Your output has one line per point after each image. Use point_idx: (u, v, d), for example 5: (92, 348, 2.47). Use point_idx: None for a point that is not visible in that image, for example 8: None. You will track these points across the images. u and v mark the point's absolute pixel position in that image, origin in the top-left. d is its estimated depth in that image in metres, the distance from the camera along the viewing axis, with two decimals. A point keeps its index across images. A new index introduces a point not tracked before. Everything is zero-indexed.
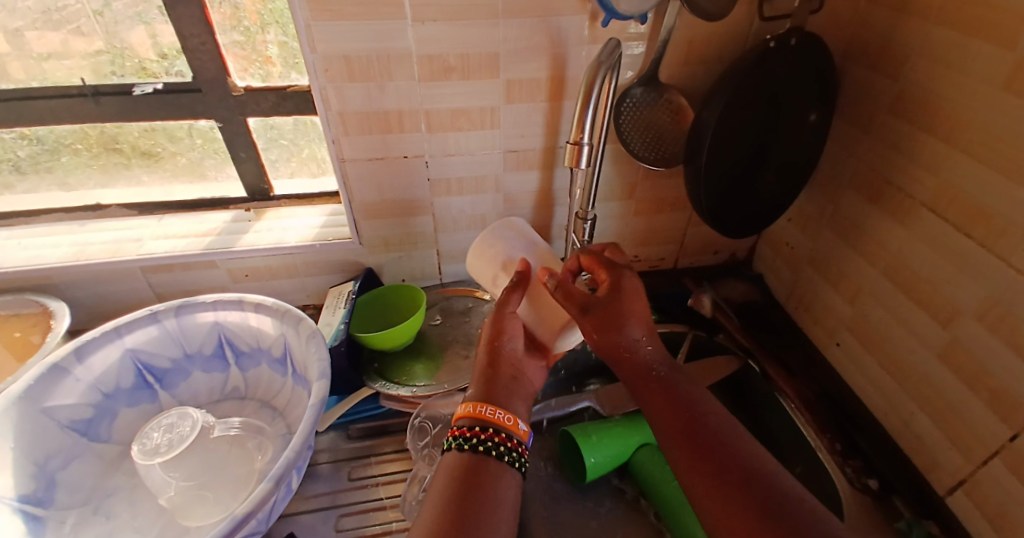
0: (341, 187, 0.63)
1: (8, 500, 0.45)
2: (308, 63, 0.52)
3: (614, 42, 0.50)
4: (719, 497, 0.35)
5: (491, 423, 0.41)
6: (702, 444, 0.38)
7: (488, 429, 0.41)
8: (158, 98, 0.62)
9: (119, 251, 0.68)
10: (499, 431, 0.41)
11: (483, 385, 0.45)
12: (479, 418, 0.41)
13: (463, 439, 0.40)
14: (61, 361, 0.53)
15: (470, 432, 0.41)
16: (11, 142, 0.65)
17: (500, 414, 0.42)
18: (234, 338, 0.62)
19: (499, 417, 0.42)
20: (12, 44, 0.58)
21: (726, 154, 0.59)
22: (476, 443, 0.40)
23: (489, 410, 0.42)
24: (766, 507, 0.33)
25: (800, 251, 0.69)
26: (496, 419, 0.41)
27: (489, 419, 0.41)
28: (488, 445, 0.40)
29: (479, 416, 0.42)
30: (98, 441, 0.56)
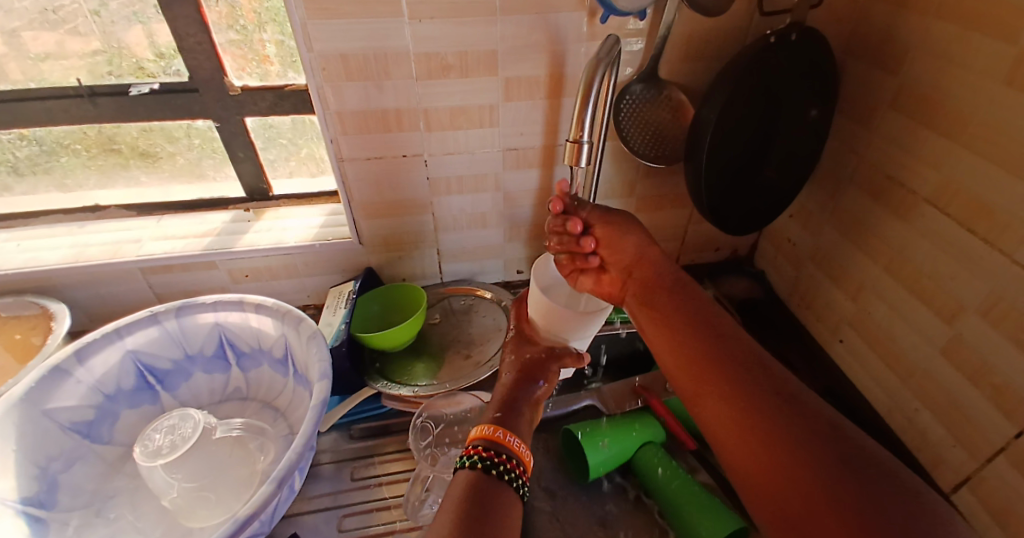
0: (340, 187, 0.63)
1: (10, 503, 0.45)
2: (305, 63, 0.52)
3: (613, 38, 0.50)
4: (770, 447, 0.33)
5: (513, 452, 0.40)
6: (725, 365, 0.38)
7: (509, 457, 0.40)
8: (156, 98, 0.62)
9: (118, 252, 0.68)
10: (518, 461, 0.40)
11: (501, 410, 0.45)
12: (500, 443, 0.40)
13: (489, 462, 0.39)
14: (62, 363, 0.53)
15: (494, 457, 0.39)
16: (9, 143, 0.65)
17: (521, 446, 0.41)
18: (235, 339, 0.62)
19: (519, 448, 0.41)
20: (8, 44, 0.58)
21: (726, 151, 0.59)
22: (499, 469, 0.38)
23: (511, 438, 0.41)
24: (795, 424, 0.33)
25: (802, 247, 0.69)
26: (517, 450, 0.41)
27: (511, 448, 0.40)
28: (510, 474, 0.39)
29: (500, 440, 0.41)
30: (100, 442, 0.56)
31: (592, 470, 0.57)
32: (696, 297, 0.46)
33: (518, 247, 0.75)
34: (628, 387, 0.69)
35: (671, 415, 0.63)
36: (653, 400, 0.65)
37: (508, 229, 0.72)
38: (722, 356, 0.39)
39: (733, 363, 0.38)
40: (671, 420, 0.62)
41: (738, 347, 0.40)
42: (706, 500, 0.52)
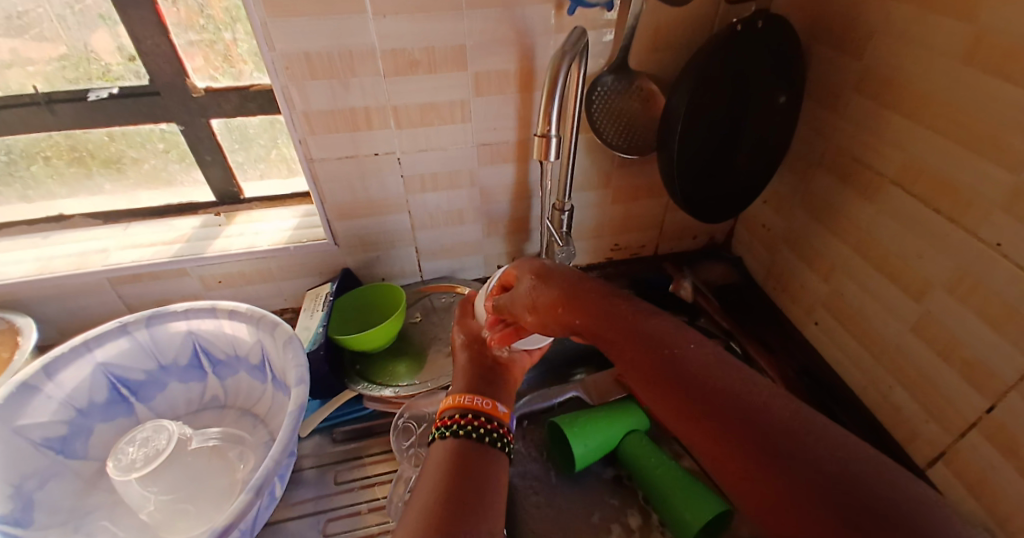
0: (312, 188, 0.62)
1: None
2: (268, 62, 0.50)
3: (580, 30, 0.49)
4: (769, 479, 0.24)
5: (472, 409, 0.42)
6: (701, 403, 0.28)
7: (467, 415, 0.42)
8: (117, 103, 0.60)
9: (85, 263, 0.66)
10: (479, 416, 0.42)
11: (465, 379, 0.47)
12: (461, 406, 0.43)
13: (447, 428, 0.41)
14: (30, 380, 0.52)
15: (452, 421, 0.41)
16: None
17: (476, 399, 0.43)
18: (210, 347, 0.61)
19: (476, 403, 0.43)
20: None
21: (699, 139, 0.59)
22: (459, 430, 0.41)
23: (467, 398, 0.44)
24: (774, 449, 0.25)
25: (775, 231, 0.70)
26: (474, 405, 0.42)
27: (470, 406, 0.42)
28: (470, 429, 0.40)
29: (460, 405, 0.43)
30: (75, 458, 0.54)
31: (578, 460, 0.57)
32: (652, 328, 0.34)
33: (497, 243, 0.75)
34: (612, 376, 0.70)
35: None
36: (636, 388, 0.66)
37: (486, 225, 0.72)
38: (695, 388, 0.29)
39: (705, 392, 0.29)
40: None
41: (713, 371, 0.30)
42: (689, 484, 0.52)
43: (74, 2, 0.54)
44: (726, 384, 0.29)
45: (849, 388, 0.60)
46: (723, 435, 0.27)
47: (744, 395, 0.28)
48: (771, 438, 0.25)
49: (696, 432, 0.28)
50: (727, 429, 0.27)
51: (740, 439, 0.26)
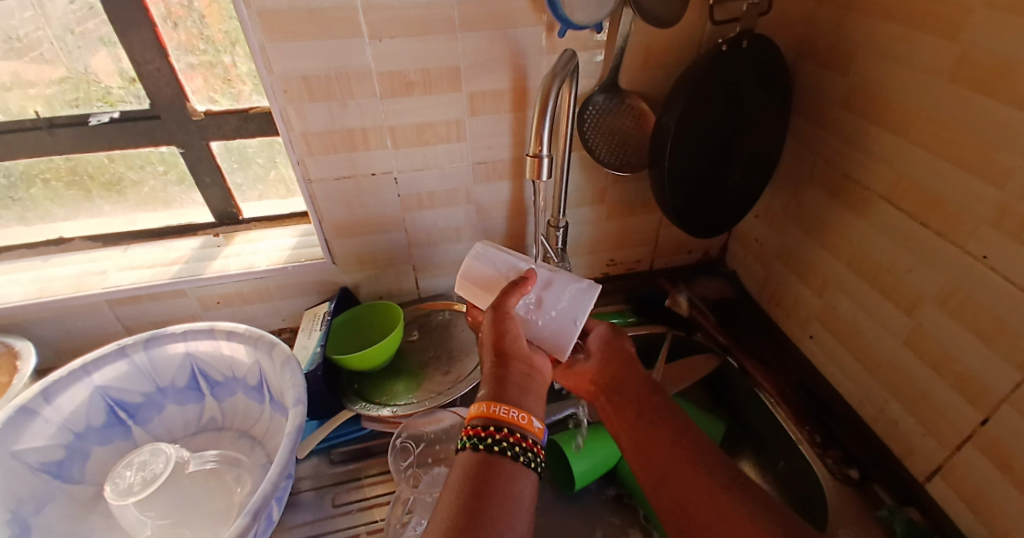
0: (309, 208, 0.62)
1: None
2: (266, 85, 0.51)
3: (570, 52, 0.50)
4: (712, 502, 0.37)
5: (504, 422, 0.40)
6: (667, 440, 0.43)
7: (500, 429, 0.39)
8: (117, 126, 0.61)
9: (83, 285, 0.66)
10: (513, 431, 0.39)
11: (494, 384, 0.44)
12: (494, 418, 0.40)
13: (477, 439, 0.39)
14: (28, 403, 0.52)
15: (483, 432, 0.39)
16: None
17: (510, 411, 0.41)
18: (208, 369, 0.61)
19: (511, 415, 0.40)
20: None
21: (691, 155, 0.60)
22: (492, 444, 0.39)
23: (501, 409, 0.41)
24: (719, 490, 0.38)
25: (768, 246, 0.71)
26: (511, 419, 0.40)
27: (503, 419, 0.40)
28: (503, 445, 0.39)
29: (491, 415, 0.41)
30: (71, 482, 0.54)
31: (577, 478, 0.57)
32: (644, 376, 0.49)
33: None
34: None
35: None
36: None
37: (483, 241, 0.73)
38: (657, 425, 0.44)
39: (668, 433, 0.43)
40: None
41: (674, 413, 0.45)
42: None
43: (75, 22, 0.55)
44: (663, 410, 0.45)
45: (846, 402, 0.60)
46: (694, 481, 0.39)
47: (678, 423, 0.44)
48: (726, 487, 0.38)
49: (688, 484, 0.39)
50: (697, 476, 0.39)
51: (707, 482, 0.39)
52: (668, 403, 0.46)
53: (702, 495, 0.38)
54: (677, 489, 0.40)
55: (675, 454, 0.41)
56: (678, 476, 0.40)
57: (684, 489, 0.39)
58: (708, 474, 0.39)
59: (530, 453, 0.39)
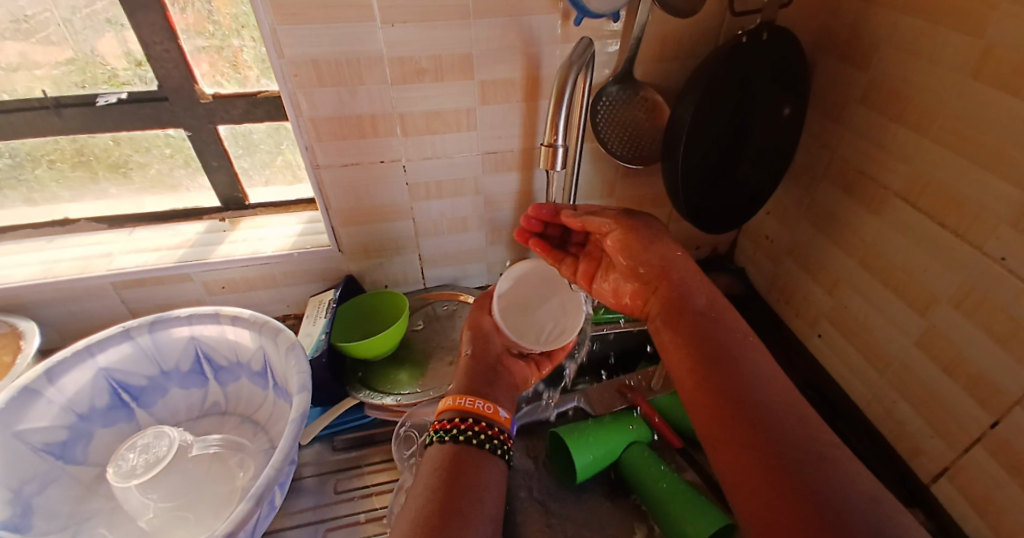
0: (317, 194, 0.62)
1: None
2: (276, 69, 0.51)
3: (586, 40, 0.50)
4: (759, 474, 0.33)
5: (470, 413, 0.44)
6: (729, 400, 0.38)
7: (467, 418, 0.43)
8: (124, 108, 0.60)
9: (88, 267, 0.66)
10: (477, 420, 0.43)
11: (463, 377, 0.51)
12: (464, 410, 0.44)
13: (446, 430, 0.43)
14: (31, 384, 0.52)
15: (451, 424, 0.43)
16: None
17: (475, 402, 0.45)
18: (212, 353, 0.61)
19: (476, 406, 0.44)
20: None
21: (704, 149, 0.59)
22: (459, 434, 0.42)
23: (468, 401, 0.45)
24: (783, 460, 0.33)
25: (779, 243, 0.70)
26: (478, 411, 0.44)
27: (469, 410, 0.44)
28: (469, 434, 0.42)
29: (460, 407, 0.45)
30: (74, 464, 0.54)
31: (580, 471, 0.57)
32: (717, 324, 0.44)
33: (500, 250, 0.75)
34: (613, 387, 0.70)
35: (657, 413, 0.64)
36: (639, 400, 0.65)
37: (490, 232, 0.72)
38: (726, 381, 0.39)
39: (733, 386, 0.39)
40: (656, 418, 0.63)
41: (749, 369, 0.40)
42: (690, 498, 0.52)
43: (76, 5, 0.54)
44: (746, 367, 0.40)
45: (853, 402, 0.60)
46: (745, 449, 0.35)
47: (757, 383, 0.39)
48: (790, 460, 0.33)
49: (737, 447, 0.35)
50: (757, 441, 0.35)
51: (763, 459, 0.34)
52: (743, 356, 0.41)
53: (755, 467, 0.34)
54: (731, 456, 0.36)
55: (731, 417, 0.37)
56: (730, 435, 0.36)
57: (736, 457, 0.35)
58: (772, 449, 0.34)
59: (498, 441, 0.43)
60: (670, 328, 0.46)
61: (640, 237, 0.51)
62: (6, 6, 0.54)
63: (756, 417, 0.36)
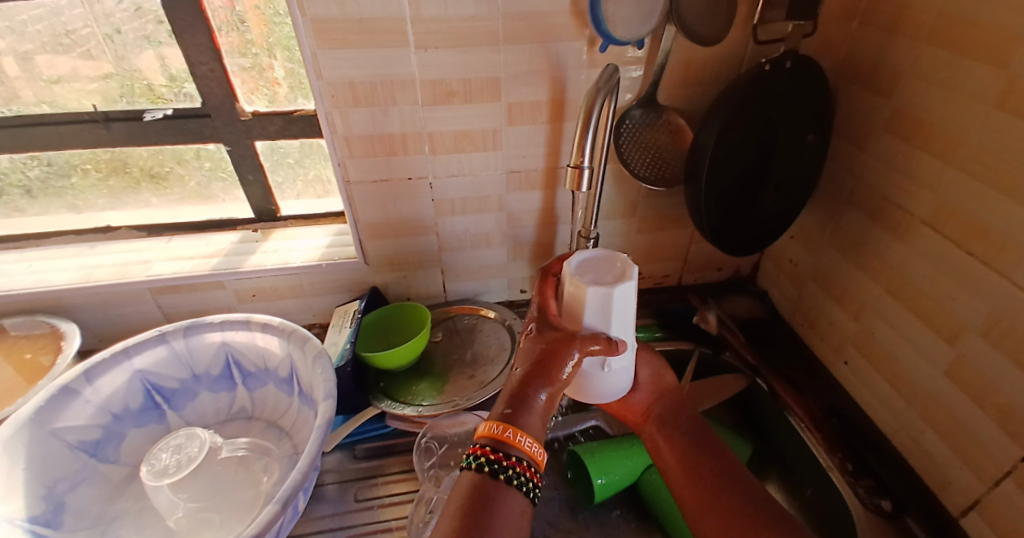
0: (346, 208, 0.64)
1: (20, 523, 0.45)
2: (314, 89, 0.53)
3: (612, 68, 0.51)
4: (751, 526, 0.41)
5: (521, 452, 0.38)
6: (720, 474, 0.47)
7: (514, 459, 0.38)
8: (168, 123, 0.64)
9: (128, 272, 0.69)
10: (523, 461, 0.38)
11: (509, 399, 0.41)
12: (512, 446, 0.38)
13: (486, 463, 0.38)
14: (70, 383, 0.54)
15: (494, 457, 0.38)
16: (19, 164, 0.67)
17: (534, 445, 0.39)
18: (242, 359, 0.63)
19: (532, 450, 0.39)
20: (20, 67, 0.60)
21: (728, 171, 0.60)
22: (501, 472, 0.37)
23: (524, 439, 0.39)
24: (761, 515, 0.42)
25: (803, 267, 0.70)
26: (529, 452, 0.39)
27: (525, 452, 0.38)
28: (514, 476, 0.38)
29: (510, 441, 0.38)
30: (106, 463, 0.56)
31: (599, 491, 0.57)
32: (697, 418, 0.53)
33: (521, 267, 0.76)
34: None
35: None
36: None
37: (511, 249, 0.73)
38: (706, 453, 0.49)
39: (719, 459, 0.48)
40: None
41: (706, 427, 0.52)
42: None
43: (125, 23, 0.59)
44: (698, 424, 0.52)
45: (881, 431, 0.59)
46: (739, 506, 0.43)
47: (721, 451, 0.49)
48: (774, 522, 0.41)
49: (725, 512, 0.43)
50: (747, 511, 0.43)
51: (754, 516, 0.42)
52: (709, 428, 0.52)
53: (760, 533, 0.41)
54: (718, 519, 0.43)
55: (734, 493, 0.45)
56: (716, 503, 0.44)
57: (726, 517, 0.43)
58: (757, 506, 0.43)
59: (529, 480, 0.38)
60: (663, 434, 0.52)
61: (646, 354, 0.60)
62: (50, 20, 0.58)
63: (743, 488, 0.45)
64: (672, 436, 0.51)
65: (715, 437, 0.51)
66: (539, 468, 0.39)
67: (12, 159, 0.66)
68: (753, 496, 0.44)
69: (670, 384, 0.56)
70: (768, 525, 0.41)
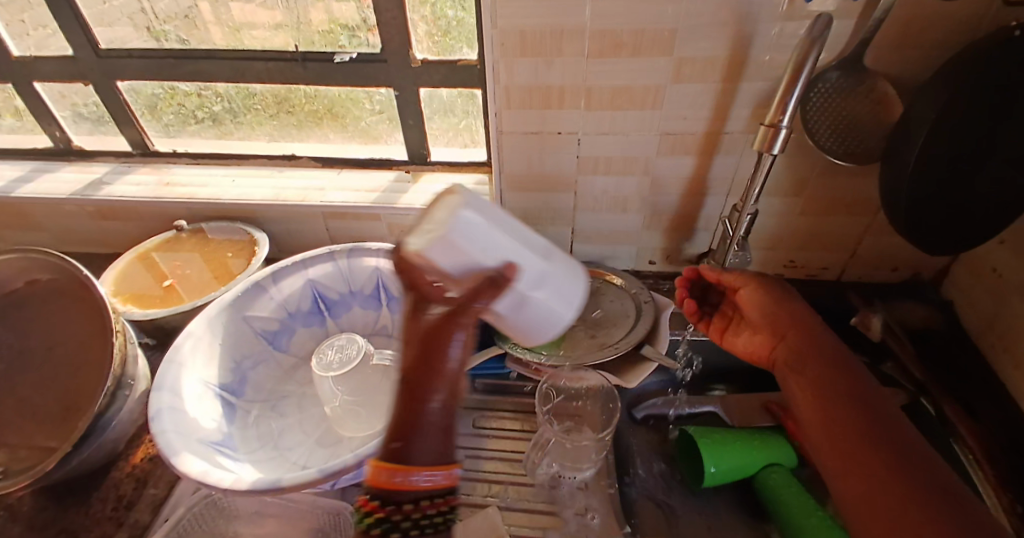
0: (495, 157, 0.67)
1: (212, 386, 0.58)
2: (487, 37, 0.55)
3: (828, 15, 0.45)
4: (894, 485, 0.37)
5: (414, 493, 0.31)
6: (865, 424, 0.41)
7: (386, 503, 0.31)
8: (354, 65, 0.71)
9: (307, 196, 0.80)
10: (412, 501, 0.31)
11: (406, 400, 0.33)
12: (401, 494, 0.31)
13: (371, 517, 0.32)
14: (261, 280, 0.67)
15: (377, 509, 0.32)
16: (205, 99, 0.81)
17: (432, 477, 0.32)
18: (390, 284, 0.70)
19: (412, 482, 0.31)
20: (217, 11, 0.71)
21: (941, 154, 0.50)
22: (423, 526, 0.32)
23: (419, 475, 0.31)
24: (912, 477, 0.36)
25: (1010, 281, 0.57)
26: (427, 489, 0.31)
27: (406, 489, 0.31)
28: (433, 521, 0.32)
29: (397, 489, 0.31)
30: (280, 351, 0.68)
31: (708, 477, 0.56)
32: (843, 360, 0.47)
33: (655, 237, 0.73)
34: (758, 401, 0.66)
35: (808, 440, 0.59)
36: (788, 419, 0.60)
37: (648, 217, 0.71)
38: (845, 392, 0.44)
39: (861, 399, 0.43)
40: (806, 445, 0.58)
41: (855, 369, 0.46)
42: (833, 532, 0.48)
43: None
44: (846, 368, 0.46)
45: None
46: (882, 463, 0.38)
47: (874, 400, 0.43)
48: (930, 486, 0.36)
49: (862, 469, 0.39)
50: (895, 471, 0.37)
51: (901, 478, 0.37)
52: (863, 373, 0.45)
53: (906, 495, 0.36)
54: (854, 473, 0.39)
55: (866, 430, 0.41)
56: (855, 455, 0.40)
57: (863, 474, 0.38)
58: (908, 469, 0.37)
59: None
60: (797, 374, 0.48)
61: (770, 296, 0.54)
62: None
63: (886, 434, 0.40)
64: (813, 377, 0.46)
65: (870, 384, 0.44)
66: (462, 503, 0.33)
67: (224, 87, 0.79)
68: (907, 456, 0.38)
69: (800, 319, 0.51)
70: (918, 488, 0.36)
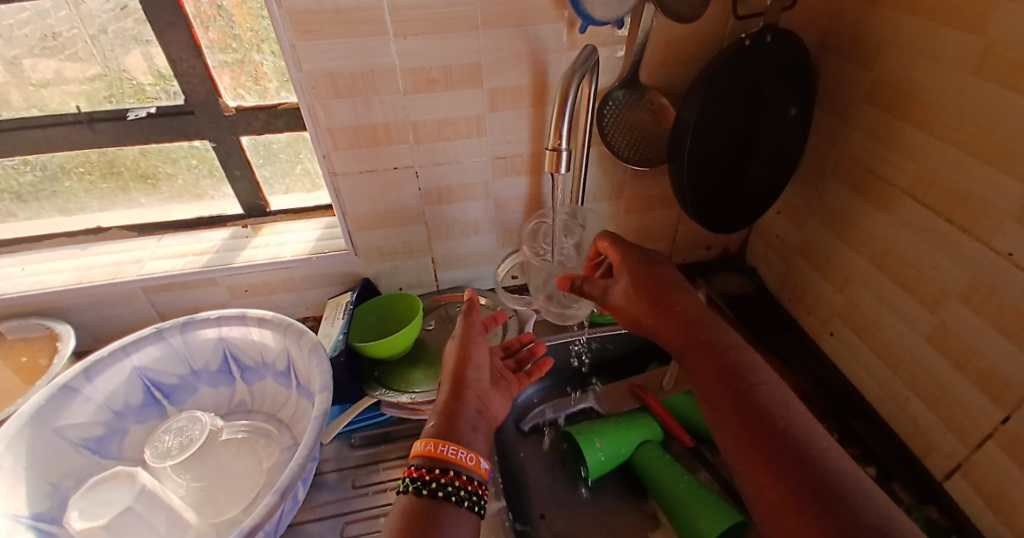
0: (333, 200, 0.64)
1: (23, 518, 0.47)
2: (295, 82, 0.53)
3: (590, 48, 0.51)
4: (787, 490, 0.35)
5: (452, 464, 0.41)
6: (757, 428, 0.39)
7: (431, 468, 0.41)
8: (154, 121, 0.64)
9: (121, 272, 0.69)
10: (446, 470, 0.41)
11: (443, 415, 0.47)
12: (434, 457, 0.41)
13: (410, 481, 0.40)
14: (70, 382, 0.55)
15: (420, 474, 0.40)
16: (12, 170, 0.67)
17: (459, 451, 0.42)
18: (239, 354, 0.63)
19: (459, 456, 0.42)
20: (9, 72, 0.60)
21: (711, 150, 0.60)
22: (433, 487, 0.39)
23: (448, 448, 0.42)
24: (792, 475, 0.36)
25: (790, 242, 0.70)
26: (455, 459, 0.42)
27: (449, 459, 0.41)
28: (447, 488, 0.40)
29: (433, 454, 0.42)
30: (109, 458, 0.57)
31: (593, 470, 0.60)
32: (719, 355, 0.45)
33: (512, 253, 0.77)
34: (624, 387, 0.72)
35: (669, 414, 0.66)
36: (651, 400, 0.68)
37: (500, 236, 0.74)
38: (754, 416, 0.40)
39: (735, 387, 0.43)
40: (668, 419, 0.65)
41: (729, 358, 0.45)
42: (699, 495, 0.54)
43: (108, 22, 0.58)
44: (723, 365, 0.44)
45: (865, 401, 0.60)
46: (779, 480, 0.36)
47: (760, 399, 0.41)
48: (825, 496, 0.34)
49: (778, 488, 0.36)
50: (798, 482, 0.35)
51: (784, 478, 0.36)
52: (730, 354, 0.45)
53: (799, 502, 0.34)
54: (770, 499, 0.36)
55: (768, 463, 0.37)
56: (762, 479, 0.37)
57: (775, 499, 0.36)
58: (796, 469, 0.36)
59: (457, 486, 0.40)
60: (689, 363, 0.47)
61: (645, 282, 0.51)
62: (36, 23, 0.57)
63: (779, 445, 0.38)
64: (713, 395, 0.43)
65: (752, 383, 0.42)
66: (467, 471, 0.41)
67: (3, 164, 0.66)
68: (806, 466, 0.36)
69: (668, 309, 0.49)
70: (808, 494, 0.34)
